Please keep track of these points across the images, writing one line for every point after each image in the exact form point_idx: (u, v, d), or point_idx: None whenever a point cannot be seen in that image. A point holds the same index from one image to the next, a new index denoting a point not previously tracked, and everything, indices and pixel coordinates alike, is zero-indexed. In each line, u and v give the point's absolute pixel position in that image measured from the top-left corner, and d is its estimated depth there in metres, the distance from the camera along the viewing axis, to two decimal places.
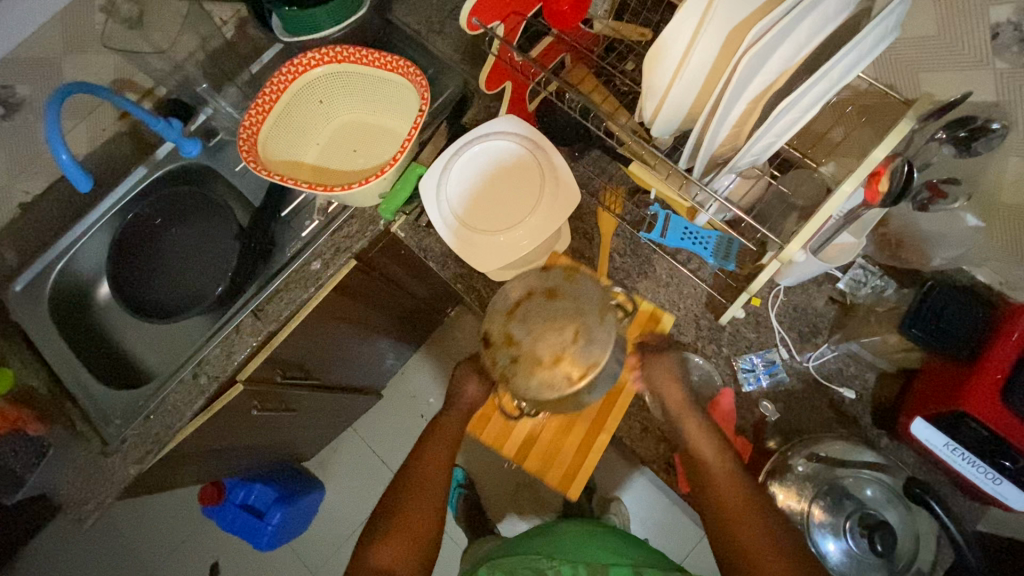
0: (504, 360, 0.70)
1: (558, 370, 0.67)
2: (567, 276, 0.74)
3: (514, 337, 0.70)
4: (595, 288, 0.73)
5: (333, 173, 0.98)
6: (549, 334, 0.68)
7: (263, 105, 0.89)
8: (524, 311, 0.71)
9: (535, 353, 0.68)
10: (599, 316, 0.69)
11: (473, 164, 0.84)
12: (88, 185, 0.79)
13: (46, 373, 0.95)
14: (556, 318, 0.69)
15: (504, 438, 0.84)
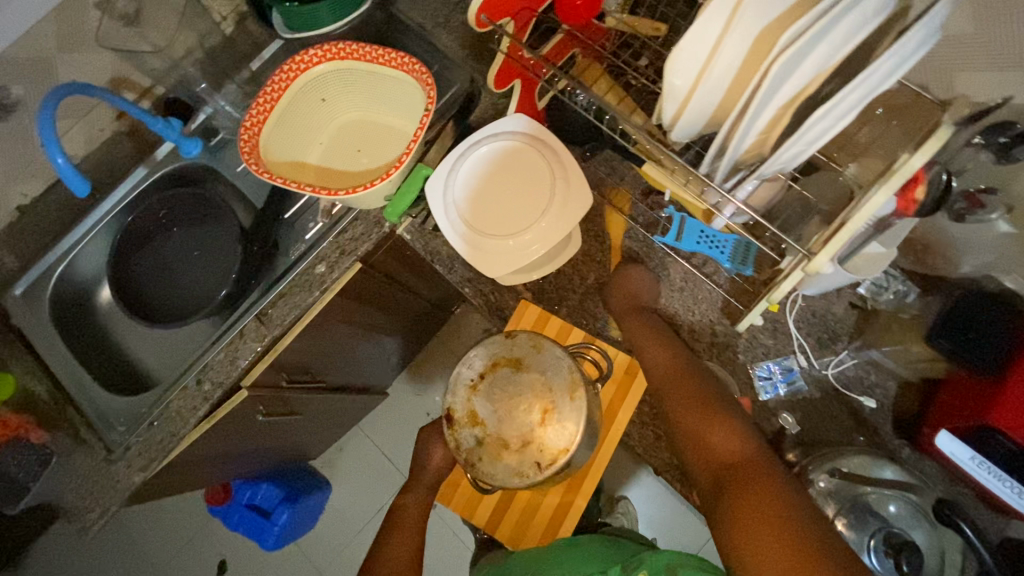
0: (470, 443, 0.70)
1: (526, 452, 0.67)
2: (534, 344, 0.71)
3: (479, 416, 0.70)
4: (563, 356, 0.70)
5: (337, 173, 0.96)
6: (515, 417, 0.68)
7: (263, 105, 0.86)
8: (489, 387, 0.71)
9: (501, 436, 0.68)
10: (567, 392, 0.68)
11: (479, 167, 0.81)
12: (87, 190, 0.76)
13: (48, 380, 0.94)
14: (520, 395, 0.69)
15: (473, 506, 0.84)
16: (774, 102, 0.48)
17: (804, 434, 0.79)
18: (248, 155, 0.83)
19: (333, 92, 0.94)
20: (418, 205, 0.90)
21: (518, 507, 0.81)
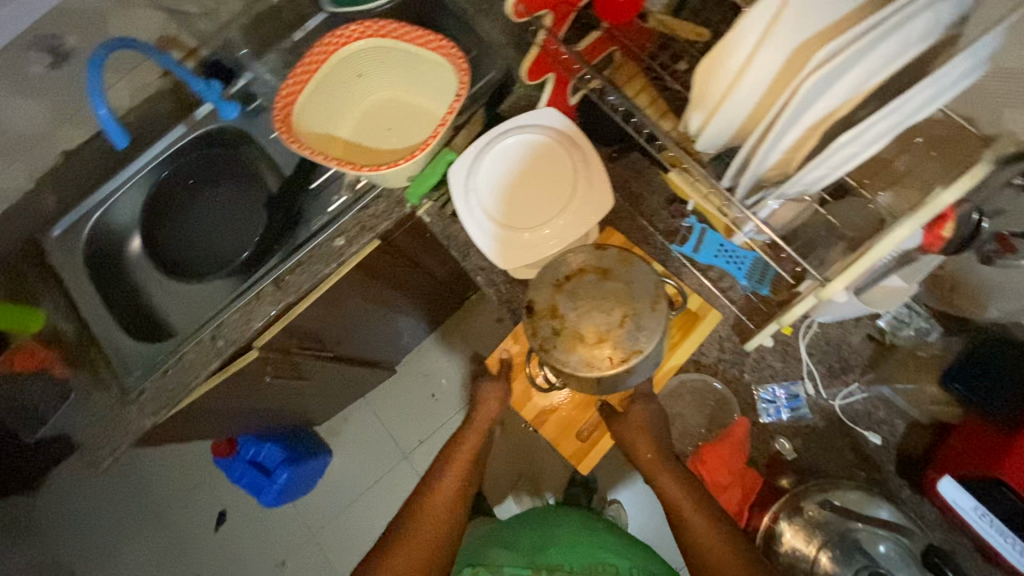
0: (546, 331, 0.63)
1: (599, 352, 0.61)
2: (622, 258, 0.66)
3: (559, 310, 0.64)
4: (650, 275, 0.65)
5: (364, 149, 0.98)
6: (596, 314, 0.62)
7: (300, 76, 0.88)
8: (573, 287, 0.64)
9: (578, 331, 0.62)
10: (651, 303, 0.62)
11: (515, 150, 0.81)
12: (125, 142, 0.79)
13: (74, 319, 0.98)
14: (605, 299, 0.63)
15: (525, 401, 0.81)
16: (800, 123, 0.47)
17: (802, 462, 0.77)
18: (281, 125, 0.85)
19: (371, 69, 0.95)
20: (441, 187, 0.91)
21: (560, 418, 0.80)
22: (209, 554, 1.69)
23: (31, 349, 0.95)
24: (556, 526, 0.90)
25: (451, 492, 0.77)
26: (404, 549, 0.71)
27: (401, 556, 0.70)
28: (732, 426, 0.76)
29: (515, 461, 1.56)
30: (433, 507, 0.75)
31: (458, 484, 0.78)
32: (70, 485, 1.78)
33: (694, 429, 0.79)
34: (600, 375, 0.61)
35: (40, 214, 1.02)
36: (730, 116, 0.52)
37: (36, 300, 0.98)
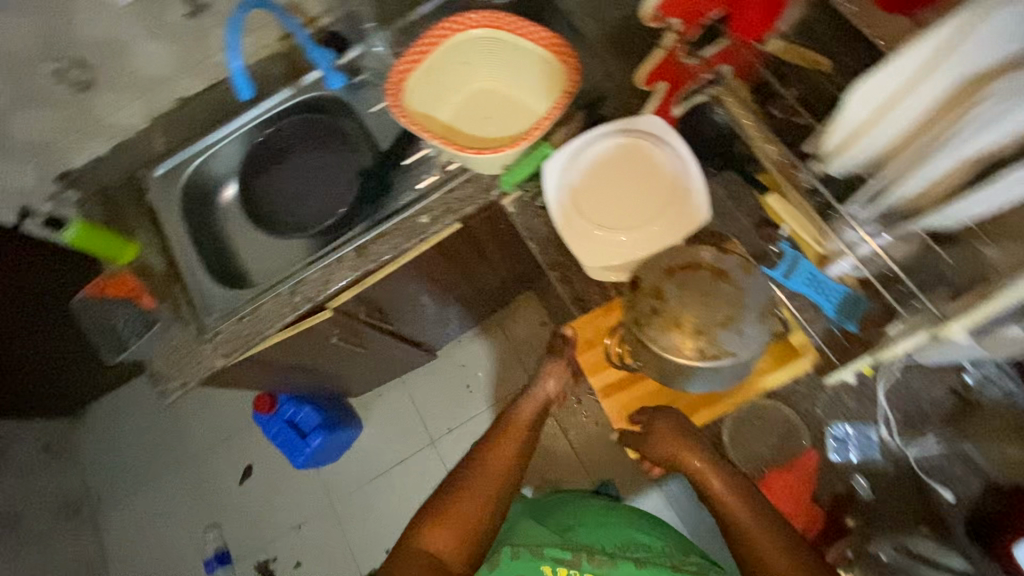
0: (645, 307, 0.71)
1: (690, 340, 0.68)
2: (742, 267, 0.72)
3: (663, 293, 0.71)
4: (763, 287, 0.72)
5: (460, 134, 0.98)
6: (699, 307, 0.69)
7: (415, 54, 0.91)
8: (683, 278, 0.71)
9: (677, 316, 0.69)
10: (757, 314, 0.69)
11: (615, 154, 0.82)
12: (248, 95, 0.83)
13: (163, 256, 1.02)
14: (712, 296, 0.69)
15: (598, 369, 0.83)
16: (954, 155, 0.51)
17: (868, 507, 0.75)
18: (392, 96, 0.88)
19: (478, 60, 0.98)
20: (533, 180, 0.93)
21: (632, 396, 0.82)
22: (231, 505, 1.74)
23: (123, 278, 1.00)
24: (584, 501, 0.86)
25: (502, 463, 0.81)
26: (460, 503, 0.75)
27: (463, 503, 0.75)
28: (802, 456, 0.77)
29: (540, 463, 1.56)
30: (488, 476, 0.79)
31: (511, 454, 0.83)
32: (113, 415, 1.86)
33: (759, 454, 0.79)
34: (684, 362, 0.68)
35: (145, 152, 1.07)
36: (870, 147, 0.59)
37: (132, 233, 1.04)
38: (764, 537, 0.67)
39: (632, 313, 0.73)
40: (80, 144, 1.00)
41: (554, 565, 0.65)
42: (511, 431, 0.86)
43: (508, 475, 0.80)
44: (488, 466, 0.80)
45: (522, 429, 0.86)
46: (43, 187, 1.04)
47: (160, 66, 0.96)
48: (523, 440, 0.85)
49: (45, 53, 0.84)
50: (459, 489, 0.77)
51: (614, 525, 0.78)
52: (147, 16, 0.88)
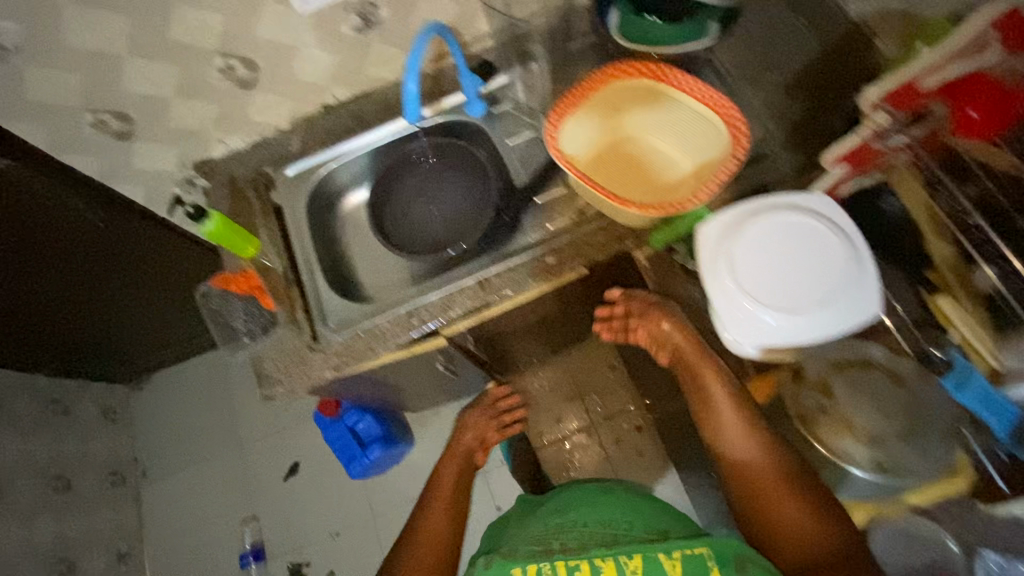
0: (812, 403, 0.80)
1: (856, 440, 0.77)
2: (918, 375, 0.79)
3: (832, 390, 0.79)
4: (939, 397, 0.78)
5: (603, 179, 0.96)
6: (867, 410, 0.79)
7: (578, 96, 0.90)
8: (850, 377, 0.80)
9: (847, 417, 0.78)
10: (934, 428, 0.78)
11: (780, 230, 0.79)
12: (415, 119, 0.89)
13: (284, 257, 1.02)
14: (880, 400, 0.79)
15: None
16: None
17: None
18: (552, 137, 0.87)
19: (633, 109, 0.96)
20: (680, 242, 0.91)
21: None
22: (273, 499, 1.72)
23: (247, 273, 0.98)
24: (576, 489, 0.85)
25: (437, 533, 0.83)
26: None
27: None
28: None
29: None
30: (432, 535, 0.83)
31: (445, 519, 0.86)
32: (168, 389, 1.86)
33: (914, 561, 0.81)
34: (858, 462, 0.77)
35: (279, 151, 1.07)
36: None
37: (255, 230, 1.04)
38: (777, 496, 0.66)
39: (797, 407, 0.81)
40: (224, 137, 1.01)
41: (525, 567, 0.63)
42: (440, 489, 0.92)
43: (444, 534, 0.83)
44: (421, 543, 0.82)
45: (453, 477, 0.95)
46: (178, 172, 1.04)
47: (318, 73, 0.96)
48: (455, 496, 0.91)
49: (220, 50, 0.85)
50: (420, 537, 0.83)
51: (605, 508, 0.76)
52: (322, 26, 0.88)
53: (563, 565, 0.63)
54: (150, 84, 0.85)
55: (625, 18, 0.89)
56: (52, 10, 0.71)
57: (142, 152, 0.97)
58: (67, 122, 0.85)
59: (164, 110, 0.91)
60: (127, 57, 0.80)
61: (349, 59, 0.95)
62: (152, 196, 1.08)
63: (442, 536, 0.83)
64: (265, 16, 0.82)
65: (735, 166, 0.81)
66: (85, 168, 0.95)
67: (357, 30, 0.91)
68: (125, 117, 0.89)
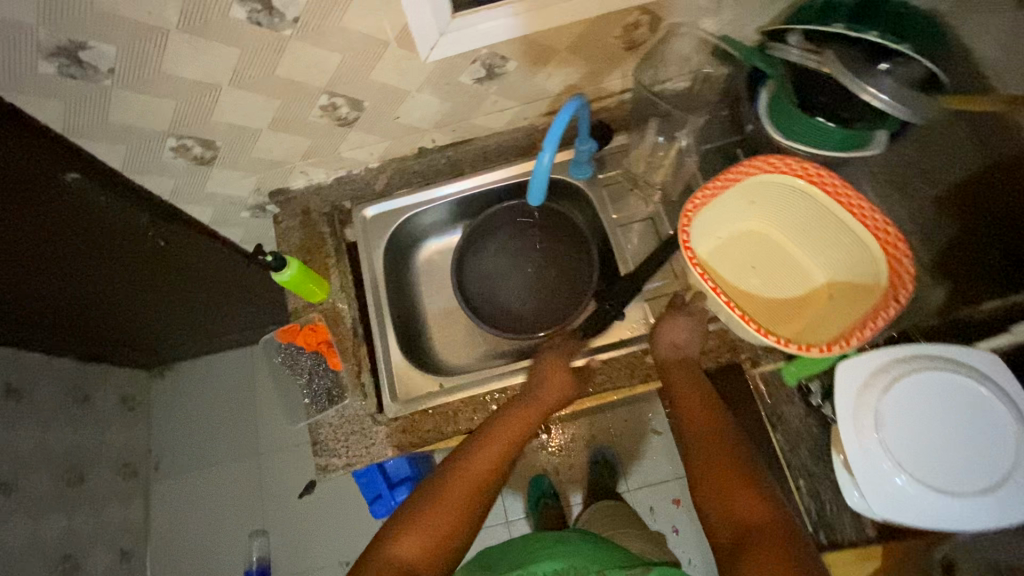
0: None
1: None
2: None
3: None
4: None
5: (721, 274, 0.89)
6: None
7: (725, 181, 0.83)
8: None
9: None
10: None
11: (937, 387, 0.69)
12: (538, 201, 0.77)
13: (354, 309, 0.93)
14: None
15: None
16: None
17: None
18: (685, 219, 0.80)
19: (778, 206, 0.87)
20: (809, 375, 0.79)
21: None
22: (286, 515, 1.66)
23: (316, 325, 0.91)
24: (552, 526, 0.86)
25: (490, 461, 0.70)
26: (441, 508, 0.65)
27: (429, 519, 0.64)
28: None
29: None
30: (468, 479, 0.68)
31: (495, 460, 0.70)
32: (192, 384, 1.80)
33: None
34: None
35: (363, 190, 0.98)
36: None
37: (327, 273, 0.94)
38: (740, 489, 0.63)
39: None
40: (307, 169, 0.92)
41: None
42: (498, 432, 0.73)
43: (485, 484, 0.68)
44: (467, 472, 0.69)
45: (512, 427, 0.74)
46: (251, 199, 0.96)
47: (423, 118, 0.86)
48: (512, 442, 0.73)
49: (328, 89, 0.75)
50: (448, 481, 0.68)
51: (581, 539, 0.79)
52: (442, 74, 0.78)
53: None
54: (245, 115, 0.76)
55: (781, 112, 0.79)
56: (160, 37, 0.61)
57: (219, 178, 0.87)
58: (148, 144, 0.76)
59: (253, 140, 0.81)
60: (227, 88, 0.71)
61: (460, 108, 0.86)
62: (217, 217, 0.99)
63: (489, 475, 0.69)
64: (386, 60, 0.73)
65: (888, 313, 0.71)
66: (155, 187, 0.86)
67: (477, 81, 0.81)
68: (209, 144, 0.80)
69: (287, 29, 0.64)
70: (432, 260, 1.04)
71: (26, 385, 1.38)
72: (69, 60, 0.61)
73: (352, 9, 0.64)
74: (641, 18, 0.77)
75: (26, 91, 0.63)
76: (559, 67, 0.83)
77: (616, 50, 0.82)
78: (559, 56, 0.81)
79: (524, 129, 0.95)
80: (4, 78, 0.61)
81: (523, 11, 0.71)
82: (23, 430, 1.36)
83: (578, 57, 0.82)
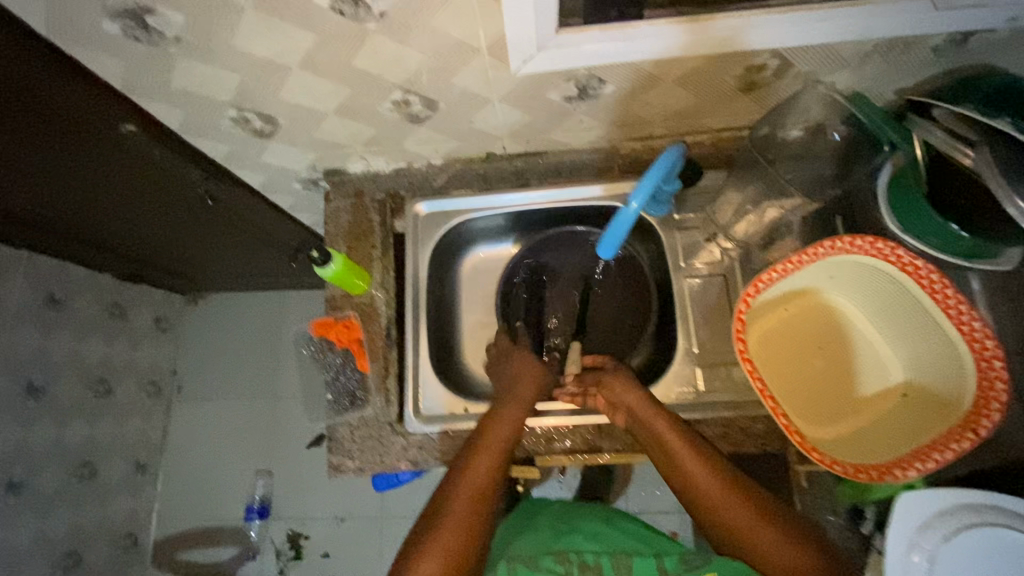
0: None
1: None
2: None
3: None
4: None
5: (781, 353, 0.80)
6: None
7: (814, 255, 0.73)
8: None
9: None
10: None
11: (1011, 549, 0.64)
12: (606, 256, 0.71)
13: (390, 308, 0.89)
14: None
15: None
16: None
17: None
18: (751, 289, 0.73)
19: (861, 282, 0.77)
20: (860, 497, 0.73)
21: None
22: (291, 461, 1.69)
23: (349, 323, 0.87)
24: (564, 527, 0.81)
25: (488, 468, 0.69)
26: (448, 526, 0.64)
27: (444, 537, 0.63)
28: None
29: None
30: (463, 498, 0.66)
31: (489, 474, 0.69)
32: (223, 316, 1.83)
33: None
34: None
35: (420, 184, 0.92)
36: None
37: (369, 266, 0.90)
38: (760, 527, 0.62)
39: None
40: (367, 155, 0.86)
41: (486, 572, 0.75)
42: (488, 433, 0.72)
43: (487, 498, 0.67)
44: (467, 490, 0.67)
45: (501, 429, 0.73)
46: (304, 173, 0.91)
47: (499, 125, 0.79)
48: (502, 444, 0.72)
49: (404, 86, 0.68)
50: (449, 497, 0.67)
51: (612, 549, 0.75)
52: (530, 88, 0.70)
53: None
54: (311, 98, 0.70)
55: (900, 183, 0.70)
56: (234, 12, 0.55)
57: (276, 150, 0.83)
58: (209, 111, 0.71)
59: (316, 121, 0.76)
60: (298, 70, 0.64)
61: (541, 121, 0.78)
62: (268, 184, 0.95)
63: (490, 480, 0.68)
64: (473, 67, 0.65)
65: (944, 456, 0.64)
66: (210, 149, 0.82)
67: (567, 99, 0.73)
68: (270, 119, 0.74)
69: (371, 22, 0.57)
70: (478, 267, 0.99)
71: (68, 296, 1.41)
72: (136, 22, 0.56)
73: (447, 11, 0.56)
74: (769, 62, 0.67)
75: (89, 45, 0.58)
76: (660, 97, 0.74)
77: (728, 90, 0.72)
78: (663, 87, 0.71)
79: (604, 151, 0.87)
80: (68, 30, 0.56)
81: (638, 37, 0.62)
82: (61, 339, 1.39)
83: (685, 90, 0.72)
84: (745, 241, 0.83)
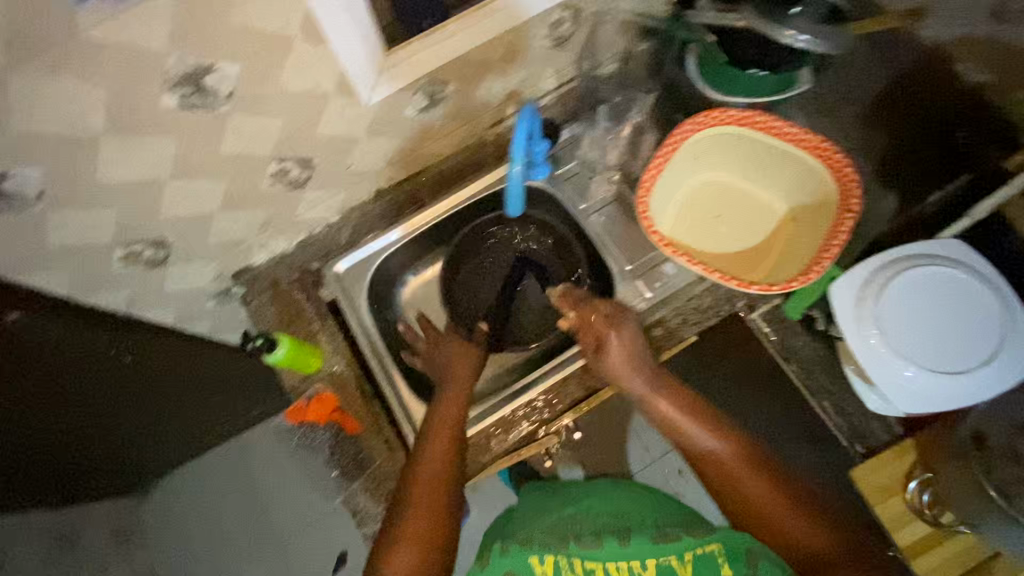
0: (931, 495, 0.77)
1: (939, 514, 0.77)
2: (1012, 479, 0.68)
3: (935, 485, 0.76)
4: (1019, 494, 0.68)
5: (694, 236, 0.90)
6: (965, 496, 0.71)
7: (672, 143, 0.85)
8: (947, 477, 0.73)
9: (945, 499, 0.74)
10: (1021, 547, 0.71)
11: (938, 288, 0.76)
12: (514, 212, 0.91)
13: (353, 366, 0.89)
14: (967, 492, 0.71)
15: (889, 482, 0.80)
16: None
17: None
18: (643, 193, 0.84)
19: (722, 149, 0.89)
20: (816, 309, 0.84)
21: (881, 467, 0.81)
22: None
23: (319, 395, 0.86)
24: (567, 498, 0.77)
25: (449, 443, 0.71)
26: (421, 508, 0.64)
27: (419, 520, 0.63)
28: None
29: None
30: (433, 479, 0.67)
31: (449, 456, 0.70)
32: None
33: None
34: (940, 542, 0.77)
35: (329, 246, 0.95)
36: None
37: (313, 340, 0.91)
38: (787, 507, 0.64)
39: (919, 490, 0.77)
40: (266, 241, 0.88)
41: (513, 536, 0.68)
42: (444, 416, 0.74)
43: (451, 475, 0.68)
44: (434, 461, 0.69)
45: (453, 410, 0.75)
46: (213, 286, 0.91)
47: (375, 160, 0.85)
48: (458, 422, 0.74)
49: (276, 155, 0.72)
50: (420, 481, 0.67)
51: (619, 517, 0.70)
52: (387, 113, 0.77)
53: (582, 567, 0.62)
54: (194, 203, 0.72)
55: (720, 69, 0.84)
56: (91, 147, 0.57)
57: (177, 273, 0.82)
58: (96, 259, 0.71)
59: (206, 227, 0.77)
60: (170, 180, 0.66)
61: (409, 141, 0.86)
62: (181, 313, 0.93)
63: (454, 447, 0.70)
64: (331, 111, 0.71)
65: (842, 240, 0.76)
66: (111, 300, 0.80)
67: (421, 111, 0.81)
68: (161, 243, 0.75)
69: (224, 106, 0.61)
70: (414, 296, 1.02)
71: None
72: None
73: (291, 72, 0.62)
74: (564, 15, 0.79)
75: None
76: (497, 79, 0.84)
77: (545, 50, 0.84)
78: (494, 69, 0.81)
79: (474, 146, 0.95)
80: None
81: (457, 33, 0.71)
82: None
83: (513, 65, 0.83)
84: (619, 163, 0.95)
